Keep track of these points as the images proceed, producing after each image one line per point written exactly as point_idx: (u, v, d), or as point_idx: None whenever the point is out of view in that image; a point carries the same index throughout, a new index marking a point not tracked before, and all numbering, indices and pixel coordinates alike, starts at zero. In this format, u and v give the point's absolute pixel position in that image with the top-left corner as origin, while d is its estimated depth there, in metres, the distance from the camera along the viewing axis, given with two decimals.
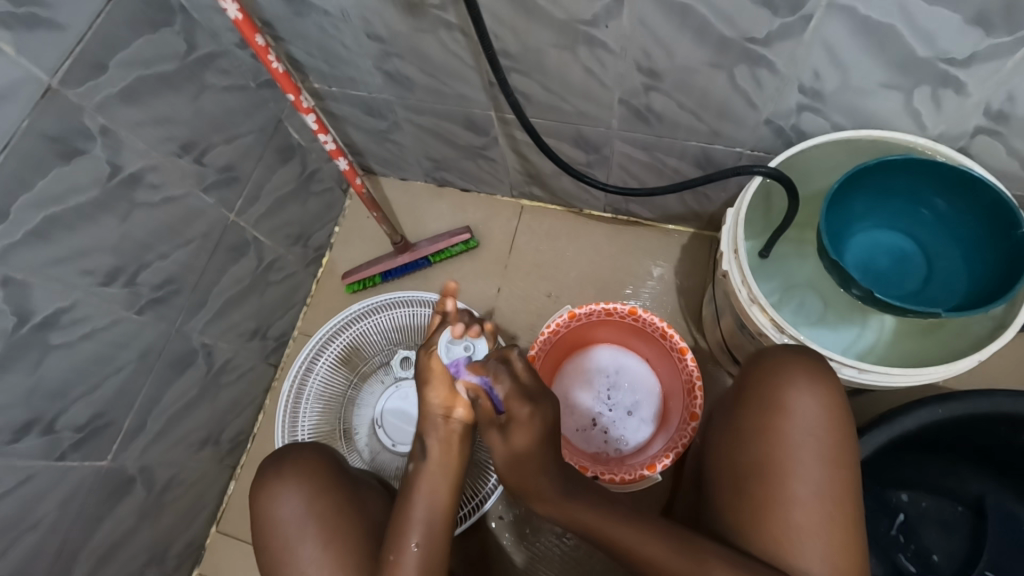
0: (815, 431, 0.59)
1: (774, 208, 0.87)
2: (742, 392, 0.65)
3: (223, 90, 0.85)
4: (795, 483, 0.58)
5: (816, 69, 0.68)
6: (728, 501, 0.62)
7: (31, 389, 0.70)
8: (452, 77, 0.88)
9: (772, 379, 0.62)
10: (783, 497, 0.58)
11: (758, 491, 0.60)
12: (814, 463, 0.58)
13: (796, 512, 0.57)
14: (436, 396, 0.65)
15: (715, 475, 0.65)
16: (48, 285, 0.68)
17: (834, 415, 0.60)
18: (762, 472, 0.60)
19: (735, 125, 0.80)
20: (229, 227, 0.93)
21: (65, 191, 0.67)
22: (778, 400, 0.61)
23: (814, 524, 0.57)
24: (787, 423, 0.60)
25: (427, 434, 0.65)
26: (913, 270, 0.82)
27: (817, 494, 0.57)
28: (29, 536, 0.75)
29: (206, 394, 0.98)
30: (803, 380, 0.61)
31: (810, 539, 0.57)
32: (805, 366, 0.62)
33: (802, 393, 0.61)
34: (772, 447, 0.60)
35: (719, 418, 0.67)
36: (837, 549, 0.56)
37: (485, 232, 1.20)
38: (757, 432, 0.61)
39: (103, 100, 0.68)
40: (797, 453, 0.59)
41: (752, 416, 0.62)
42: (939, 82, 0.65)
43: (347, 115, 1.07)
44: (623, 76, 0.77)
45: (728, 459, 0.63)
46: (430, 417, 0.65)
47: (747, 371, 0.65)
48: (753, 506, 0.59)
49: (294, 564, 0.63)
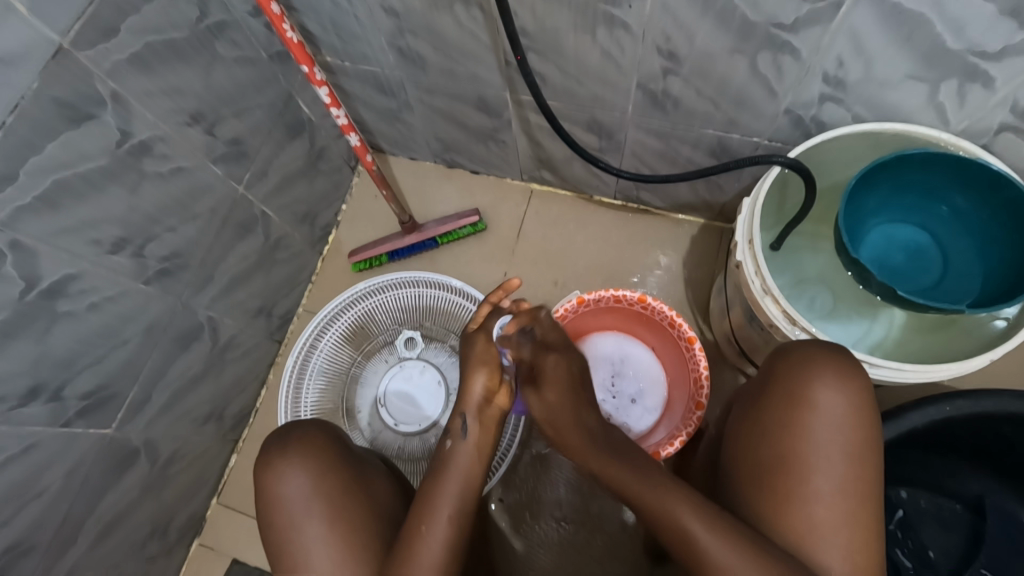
0: (840, 429, 0.59)
1: (788, 199, 0.86)
2: (766, 385, 0.65)
3: (233, 61, 0.83)
4: (818, 478, 0.58)
5: (842, 59, 0.67)
6: (746, 493, 0.62)
7: (38, 357, 0.69)
8: (467, 56, 0.86)
9: (800, 374, 0.62)
10: (804, 491, 0.58)
11: (778, 484, 0.60)
12: (838, 461, 0.59)
13: (817, 507, 0.58)
14: (483, 382, 0.68)
15: (733, 467, 0.65)
16: (55, 253, 0.67)
17: (859, 413, 0.60)
18: (785, 466, 0.60)
19: (753, 115, 0.79)
20: (237, 203, 0.92)
21: (74, 158, 0.66)
22: (805, 394, 0.61)
23: (834, 519, 0.57)
24: (813, 419, 0.60)
25: (471, 415, 0.67)
26: (928, 265, 0.81)
27: (839, 491, 0.58)
28: (34, 504, 0.75)
29: (211, 369, 0.97)
30: (830, 376, 0.61)
31: (829, 534, 0.57)
32: (834, 362, 0.62)
33: (829, 390, 0.61)
34: (796, 442, 0.60)
35: (739, 411, 0.67)
36: (857, 547, 0.57)
37: (493, 216, 1.19)
38: (781, 426, 0.61)
39: (113, 66, 0.67)
40: (821, 449, 0.59)
41: (776, 410, 0.62)
42: (968, 76, 0.64)
43: (357, 92, 1.05)
44: (642, 60, 0.76)
45: (748, 452, 0.63)
46: (473, 402, 0.68)
47: (774, 364, 0.65)
48: (774, 500, 0.59)
49: (299, 542, 0.63)
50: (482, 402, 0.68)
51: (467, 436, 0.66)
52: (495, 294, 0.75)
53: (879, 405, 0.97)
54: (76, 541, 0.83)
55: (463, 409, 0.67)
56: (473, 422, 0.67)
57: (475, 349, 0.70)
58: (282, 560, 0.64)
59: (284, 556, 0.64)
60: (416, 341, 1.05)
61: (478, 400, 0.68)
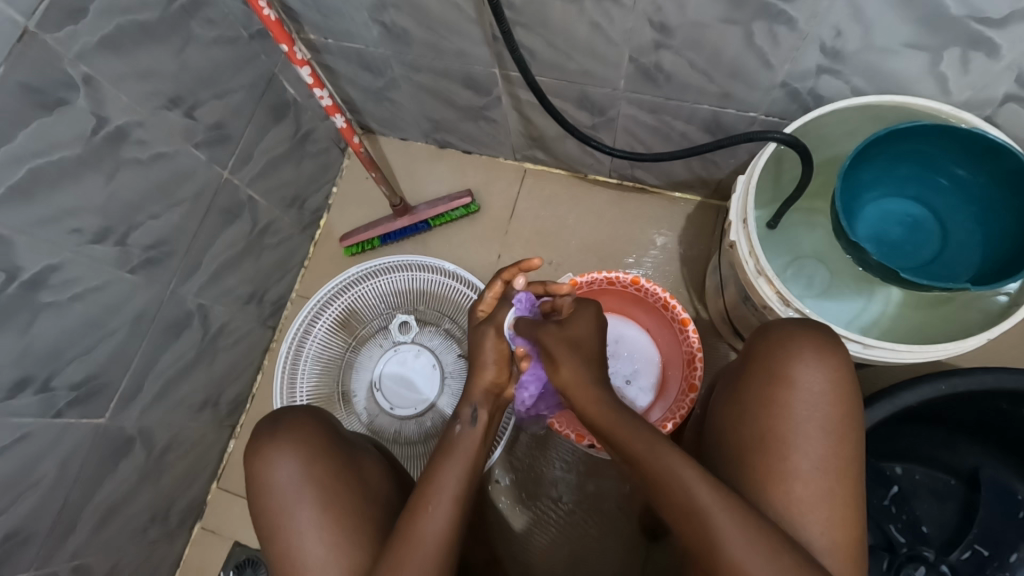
0: (820, 406, 0.59)
1: (785, 176, 0.84)
2: (746, 363, 0.64)
3: (211, 41, 0.81)
4: (797, 455, 0.58)
5: (839, 28, 0.64)
6: (730, 472, 0.61)
7: (24, 348, 0.69)
8: (452, 31, 0.83)
9: (779, 352, 0.62)
10: (783, 469, 0.58)
11: (757, 461, 0.59)
12: (817, 438, 0.58)
13: (797, 484, 0.57)
14: (493, 373, 0.69)
15: (716, 446, 0.64)
16: (34, 243, 0.66)
17: (839, 389, 0.59)
18: (765, 444, 0.59)
19: (749, 87, 0.76)
20: (222, 187, 0.90)
21: (47, 145, 0.64)
22: (783, 373, 0.61)
23: (813, 496, 0.57)
24: (792, 397, 0.60)
25: (478, 399, 0.68)
26: (927, 240, 0.79)
27: (818, 468, 0.57)
28: (31, 492, 0.75)
29: (204, 356, 0.97)
30: (810, 354, 0.61)
31: (809, 511, 0.56)
32: (813, 340, 0.62)
33: (809, 367, 0.60)
34: (776, 420, 0.59)
35: (721, 390, 0.66)
36: (836, 524, 0.56)
37: (486, 196, 1.17)
38: (760, 405, 0.61)
39: (83, 48, 0.65)
40: (800, 426, 0.59)
41: (756, 389, 0.62)
42: (970, 44, 0.61)
43: (342, 71, 1.02)
44: (632, 32, 0.73)
45: (729, 430, 0.63)
46: (482, 388, 0.69)
47: (754, 343, 0.64)
48: (753, 478, 0.59)
49: (291, 527, 0.63)
50: (490, 392, 0.69)
51: (464, 417, 0.67)
52: (505, 272, 0.71)
53: (874, 382, 0.97)
54: (75, 528, 0.84)
55: (472, 395, 0.68)
56: (479, 407, 0.67)
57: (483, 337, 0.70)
58: (275, 545, 0.64)
59: (277, 542, 0.64)
60: (410, 324, 1.05)
61: (489, 387, 0.69)
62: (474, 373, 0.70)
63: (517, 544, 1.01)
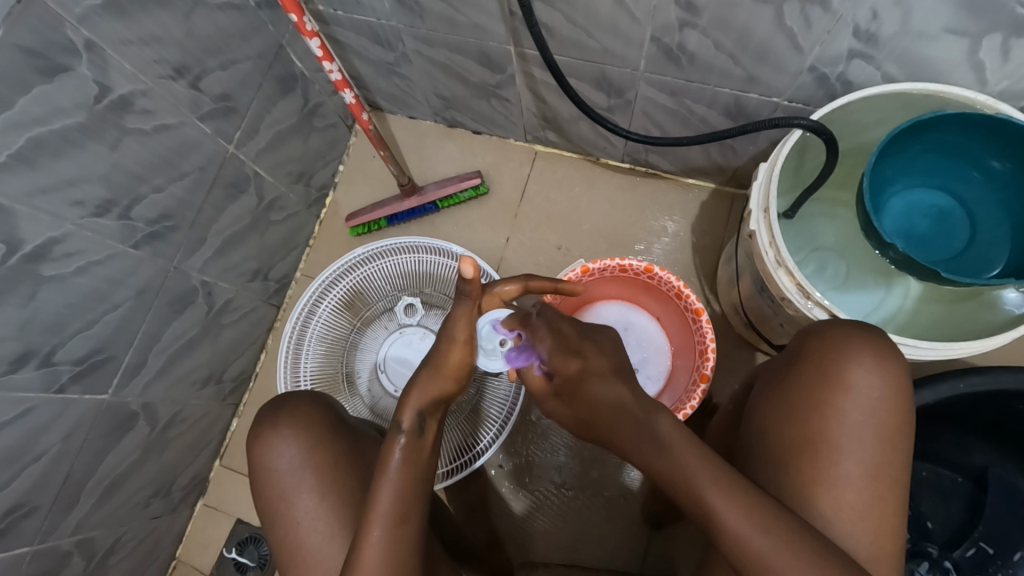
0: (874, 411, 0.57)
1: (808, 164, 0.82)
2: (795, 362, 0.62)
3: (218, 7, 0.78)
4: (847, 461, 0.56)
5: (876, 10, 0.61)
6: (771, 474, 0.59)
7: (26, 320, 0.67)
8: (468, 4, 0.80)
9: (833, 352, 0.60)
10: (832, 474, 0.56)
11: (805, 465, 0.57)
12: (870, 444, 0.56)
13: (847, 492, 0.55)
14: (445, 383, 0.59)
15: (753, 447, 0.62)
16: (36, 214, 0.64)
17: (895, 395, 0.58)
18: (814, 448, 0.57)
19: (775, 71, 0.74)
20: (227, 161, 0.88)
21: (49, 112, 0.62)
22: (838, 374, 0.58)
23: (863, 503, 0.55)
24: (845, 401, 0.58)
25: (421, 407, 0.57)
26: (951, 233, 0.78)
27: (867, 475, 0.56)
28: (34, 466, 0.75)
29: (208, 333, 0.96)
30: (868, 356, 0.58)
31: (858, 518, 0.55)
32: (871, 343, 0.59)
33: (865, 370, 0.58)
34: (827, 423, 0.57)
35: (761, 387, 0.65)
36: (882, 532, 0.55)
37: (495, 178, 1.15)
38: (811, 407, 0.59)
39: (86, 11, 0.62)
40: (853, 431, 0.57)
41: (806, 390, 0.59)
42: (1013, 30, 0.59)
43: (352, 43, 0.99)
44: (656, 9, 0.70)
45: (773, 431, 0.60)
46: (429, 398, 0.58)
47: (804, 343, 0.62)
48: (800, 484, 0.57)
49: (290, 514, 0.63)
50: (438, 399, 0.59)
51: (406, 426, 0.57)
52: (462, 283, 0.56)
53: None
54: (79, 502, 0.83)
55: (410, 401, 0.58)
56: (423, 415, 0.58)
57: (445, 352, 0.60)
58: (275, 530, 0.64)
59: (276, 527, 0.64)
60: (416, 308, 1.03)
61: (440, 394, 0.59)
62: (416, 384, 0.58)
63: (518, 530, 1.01)
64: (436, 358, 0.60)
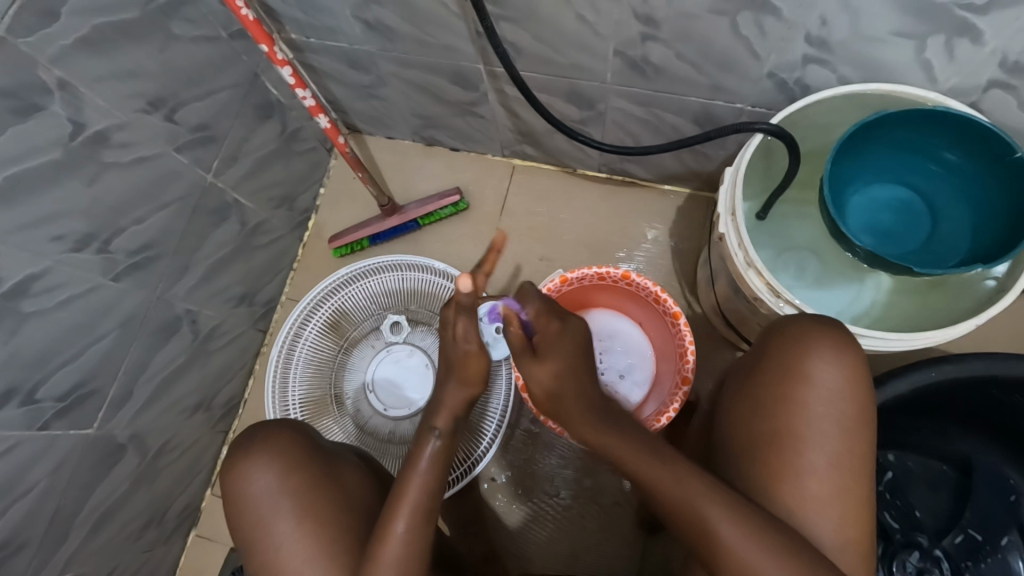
0: (834, 402, 0.58)
1: (773, 166, 0.84)
2: (761, 357, 0.63)
3: (191, 41, 0.79)
4: (812, 452, 0.57)
5: (825, 16, 0.64)
6: (740, 469, 0.60)
7: (8, 358, 0.67)
8: (437, 26, 0.82)
9: (795, 347, 0.61)
10: (799, 465, 0.57)
11: (770, 457, 0.58)
12: (831, 434, 0.57)
13: (812, 483, 0.57)
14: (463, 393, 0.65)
15: (726, 441, 0.63)
16: (15, 252, 0.65)
17: (856, 386, 0.59)
18: (780, 441, 0.58)
19: (736, 78, 0.76)
20: (208, 190, 0.89)
21: (25, 151, 0.63)
22: (799, 368, 0.60)
23: (827, 492, 0.56)
24: (807, 393, 0.59)
25: (455, 414, 0.64)
26: (916, 225, 0.80)
27: (832, 465, 0.57)
28: (21, 503, 0.74)
29: (194, 361, 0.96)
30: (826, 349, 0.60)
31: (823, 507, 0.56)
32: (830, 336, 0.61)
33: (824, 362, 0.59)
34: (791, 416, 0.59)
35: (730, 385, 0.66)
36: (849, 521, 0.56)
37: (476, 194, 1.16)
38: (775, 401, 0.60)
39: (58, 51, 0.63)
40: (815, 422, 0.58)
41: (769, 384, 0.61)
42: (956, 30, 0.61)
43: (327, 69, 1.01)
44: (618, 24, 0.72)
45: (740, 427, 0.62)
46: (448, 412, 0.64)
47: (766, 339, 0.63)
48: (767, 477, 0.58)
49: (270, 540, 0.63)
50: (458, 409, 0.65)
51: (440, 428, 0.63)
52: (455, 295, 0.62)
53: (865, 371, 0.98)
54: (68, 538, 0.83)
55: (444, 409, 0.64)
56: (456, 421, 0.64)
57: (467, 363, 0.64)
58: (257, 557, 0.64)
59: (255, 554, 0.64)
60: (402, 325, 1.04)
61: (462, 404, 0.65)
62: (447, 393, 0.65)
63: (514, 543, 1.01)
64: (458, 368, 0.64)
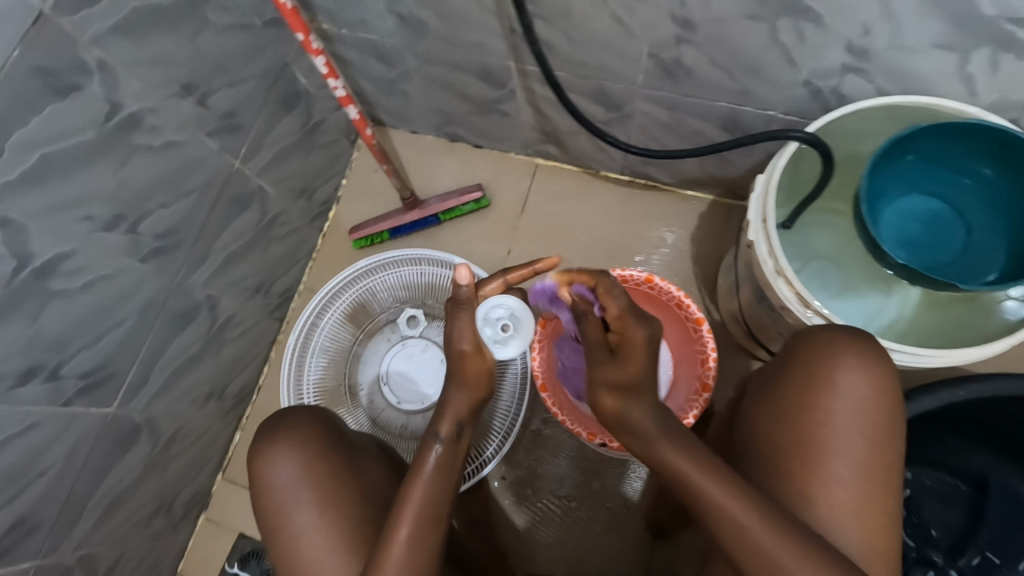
0: (860, 412, 0.58)
1: (803, 174, 0.83)
2: (785, 365, 0.63)
3: (225, 27, 0.80)
4: (837, 462, 0.57)
5: (867, 26, 0.63)
6: (764, 478, 0.59)
7: (33, 336, 0.68)
8: (469, 23, 0.82)
9: (820, 356, 0.60)
10: (823, 475, 0.57)
11: (795, 465, 0.58)
12: (858, 444, 0.57)
13: (837, 492, 0.56)
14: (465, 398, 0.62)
15: (749, 449, 0.62)
16: (46, 231, 0.66)
17: (882, 396, 0.58)
18: (803, 450, 0.58)
19: (769, 85, 0.75)
20: (233, 176, 0.89)
21: (60, 131, 0.63)
22: (826, 376, 0.59)
23: (852, 501, 0.56)
24: (833, 403, 0.58)
25: (459, 416, 0.61)
26: (947, 238, 0.79)
27: (856, 475, 0.56)
28: (39, 481, 0.75)
29: (210, 348, 0.96)
30: (853, 359, 0.59)
31: (848, 517, 0.55)
32: (858, 347, 0.60)
33: (851, 372, 0.59)
34: (817, 425, 0.58)
35: (753, 392, 0.65)
36: (874, 531, 0.55)
37: (496, 191, 1.16)
38: (800, 409, 0.59)
39: (98, 32, 0.64)
40: (842, 432, 0.57)
41: (794, 391, 0.60)
42: (1001, 44, 0.60)
43: (355, 61, 1.01)
44: (652, 26, 0.72)
45: (763, 435, 0.61)
46: (451, 416, 0.61)
47: (792, 347, 0.63)
48: (791, 485, 0.58)
49: (290, 529, 0.63)
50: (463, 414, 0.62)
51: (443, 433, 0.60)
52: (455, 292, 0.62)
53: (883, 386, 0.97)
54: (81, 517, 0.83)
55: (448, 412, 0.62)
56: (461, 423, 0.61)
57: (464, 363, 0.63)
58: (275, 544, 0.64)
59: (277, 543, 0.64)
60: (418, 320, 1.05)
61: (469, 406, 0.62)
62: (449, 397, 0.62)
63: (521, 544, 1.00)
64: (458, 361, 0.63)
